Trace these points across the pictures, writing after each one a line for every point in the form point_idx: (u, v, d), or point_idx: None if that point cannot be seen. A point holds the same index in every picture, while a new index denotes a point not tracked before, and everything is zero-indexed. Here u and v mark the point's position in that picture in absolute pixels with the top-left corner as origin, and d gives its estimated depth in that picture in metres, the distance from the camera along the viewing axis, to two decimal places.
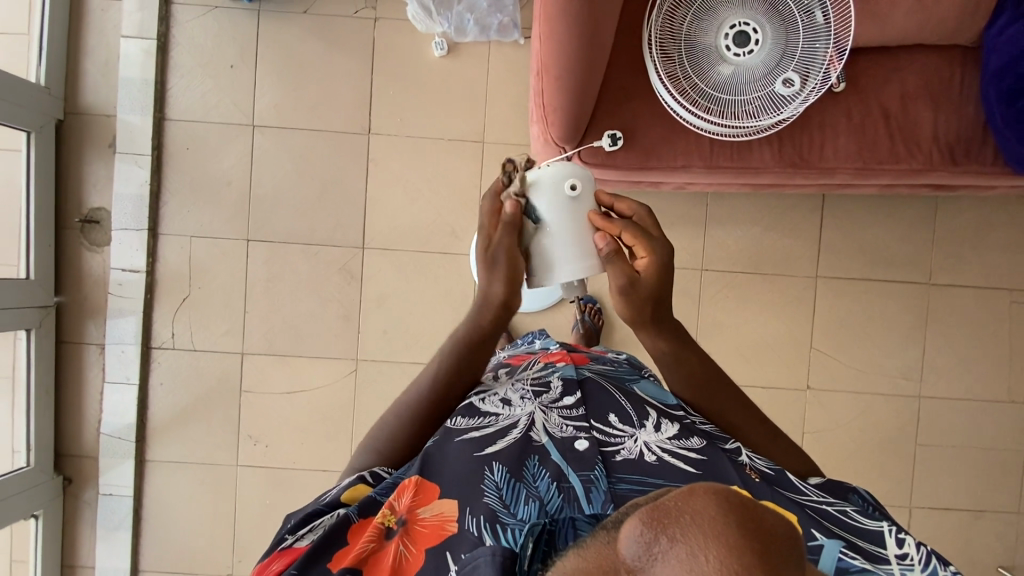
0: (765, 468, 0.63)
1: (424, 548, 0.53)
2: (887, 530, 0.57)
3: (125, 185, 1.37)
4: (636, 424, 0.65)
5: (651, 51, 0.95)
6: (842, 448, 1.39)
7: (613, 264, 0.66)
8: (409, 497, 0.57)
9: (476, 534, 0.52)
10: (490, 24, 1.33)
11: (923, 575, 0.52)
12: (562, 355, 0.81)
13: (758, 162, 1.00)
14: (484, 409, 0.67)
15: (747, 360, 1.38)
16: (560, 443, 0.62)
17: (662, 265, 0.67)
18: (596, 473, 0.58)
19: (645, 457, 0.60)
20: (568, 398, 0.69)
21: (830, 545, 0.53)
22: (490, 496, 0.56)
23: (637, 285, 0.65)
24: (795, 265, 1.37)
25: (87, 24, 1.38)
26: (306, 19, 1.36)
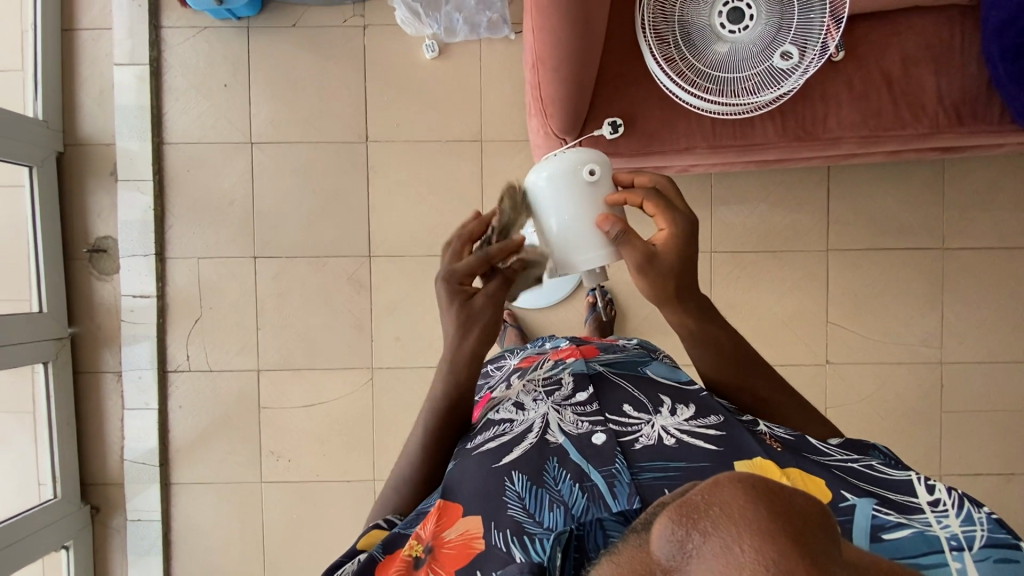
0: (786, 436, 0.62)
1: (452, 569, 0.53)
2: (915, 478, 0.55)
3: (131, 213, 1.38)
4: (651, 411, 0.64)
5: (645, 34, 0.94)
6: (867, 420, 1.37)
7: (630, 243, 0.66)
8: (432, 523, 0.56)
9: (506, 550, 0.52)
10: (479, 22, 1.31)
11: (960, 519, 0.50)
12: (571, 350, 0.80)
13: (762, 138, 0.99)
14: (498, 420, 0.67)
15: (764, 340, 1.37)
16: (576, 441, 0.61)
17: (683, 238, 0.66)
18: (617, 466, 0.57)
19: (665, 441, 0.59)
20: (580, 394, 0.68)
21: (860, 503, 0.52)
22: (514, 508, 0.55)
23: (655, 261, 0.65)
24: (806, 240, 1.36)
25: (79, 54, 1.38)
26: (295, 32, 1.36)
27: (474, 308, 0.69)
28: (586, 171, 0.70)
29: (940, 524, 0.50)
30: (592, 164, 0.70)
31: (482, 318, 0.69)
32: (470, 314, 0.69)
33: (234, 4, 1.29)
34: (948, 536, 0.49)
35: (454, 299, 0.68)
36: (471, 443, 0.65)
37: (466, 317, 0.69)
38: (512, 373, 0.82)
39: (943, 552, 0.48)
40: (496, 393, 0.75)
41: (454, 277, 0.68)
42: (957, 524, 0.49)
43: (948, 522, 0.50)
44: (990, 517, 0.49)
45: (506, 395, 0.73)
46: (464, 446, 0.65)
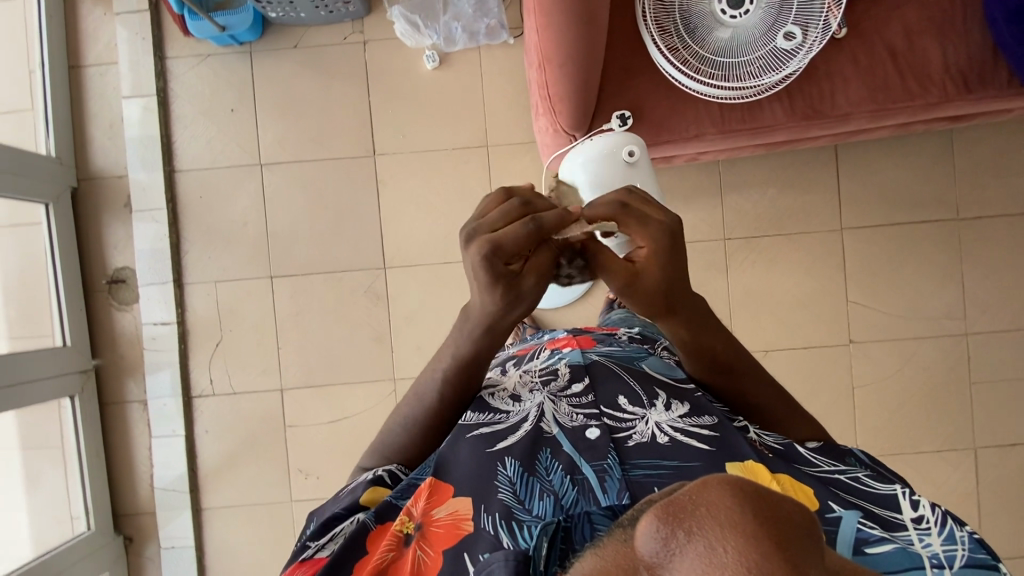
0: (774, 443, 0.60)
1: (441, 550, 0.52)
2: (901, 492, 0.53)
3: (146, 242, 1.39)
4: (646, 405, 0.62)
5: (647, 24, 0.96)
6: (894, 398, 1.36)
7: (610, 268, 0.63)
8: (424, 501, 0.55)
9: (493, 534, 0.51)
10: (478, 29, 1.34)
11: (942, 538, 0.48)
12: (567, 341, 0.80)
13: (770, 119, 0.99)
14: (492, 407, 0.66)
15: (783, 324, 1.37)
16: (570, 433, 0.59)
17: (664, 250, 0.61)
18: (610, 461, 0.55)
19: (658, 439, 0.57)
20: (576, 386, 0.67)
21: (847, 515, 0.49)
22: (504, 492, 0.54)
23: (639, 285, 0.63)
24: (818, 221, 1.36)
25: (87, 90, 1.41)
26: (296, 53, 1.38)
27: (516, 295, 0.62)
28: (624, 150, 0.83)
29: (922, 543, 0.48)
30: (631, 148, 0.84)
31: (531, 296, 0.63)
32: (518, 295, 0.62)
33: (236, 27, 1.32)
34: (929, 554, 0.47)
35: (501, 284, 0.59)
36: (465, 421, 0.64)
37: (513, 297, 0.62)
38: (509, 363, 0.82)
39: (923, 568, 0.46)
40: (491, 379, 0.75)
41: (499, 260, 0.58)
42: (938, 543, 0.48)
43: (930, 539, 0.48)
44: (971, 535, 0.48)
45: (500, 383, 0.72)
46: (458, 424, 0.64)
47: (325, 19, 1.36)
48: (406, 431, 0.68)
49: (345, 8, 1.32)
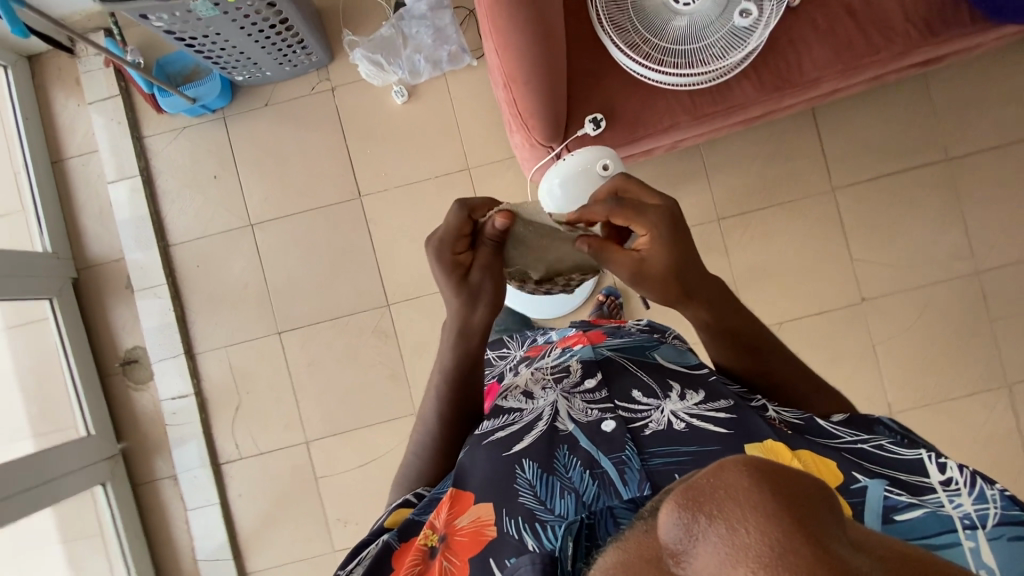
0: (793, 419, 0.58)
1: (466, 557, 0.51)
2: (927, 457, 0.51)
3: (152, 319, 1.41)
4: (660, 395, 0.60)
5: (603, 27, 0.98)
6: (917, 348, 1.34)
7: (615, 259, 0.65)
8: (446, 512, 0.55)
9: (518, 538, 0.50)
10: (440, 57, 1.36)
11: (972, 498, 0.46)
12: (578, 337, 0.79)
13: (741, 97, 1.00)
14: (506, 411, 0.65)
15: (792, 294, 1.36)
16: (586, 428, 0.58)
17: (665, 234, 0.63)
18: (628, 452, 0.53)
19: (675, 426, 0.56)
20: (590, 381, 0.65)
21: (873, 484, 0.48)
22: (525, 495, 0.53)
23: (648, 270, 0.63)
24: (807, 186, 1.35)
25: (73, 181, 1.43)
26: (269, 110, 1.40)
27: (471, 286, 0.68)
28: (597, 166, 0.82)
29: (952, 504, 0.46)
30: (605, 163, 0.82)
31: (484, 291, 0.69)
32: (471, 292, 0.68)
33: (207, 96, 1.36)
34: (960, 515, 0.45)
35: (450, 274, 0.67)
36: (481, 430, 0.63)
37: (468, 292, 0.69)
38: (520, 367, 0.81)
39: (955, 531, 0.44)
40: (506, 383, 0.75)
41: (445, 249, 0.67)
42: (969, 503, 0.46)
43: (961, 501, 0.46)
44: (1003, 493, 0.45)
45: (512, 387, 0.71)
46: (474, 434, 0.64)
47: (291, 73, 1.38)
48: (438, 469, 0.68)
49: (308, 59, 1.34)
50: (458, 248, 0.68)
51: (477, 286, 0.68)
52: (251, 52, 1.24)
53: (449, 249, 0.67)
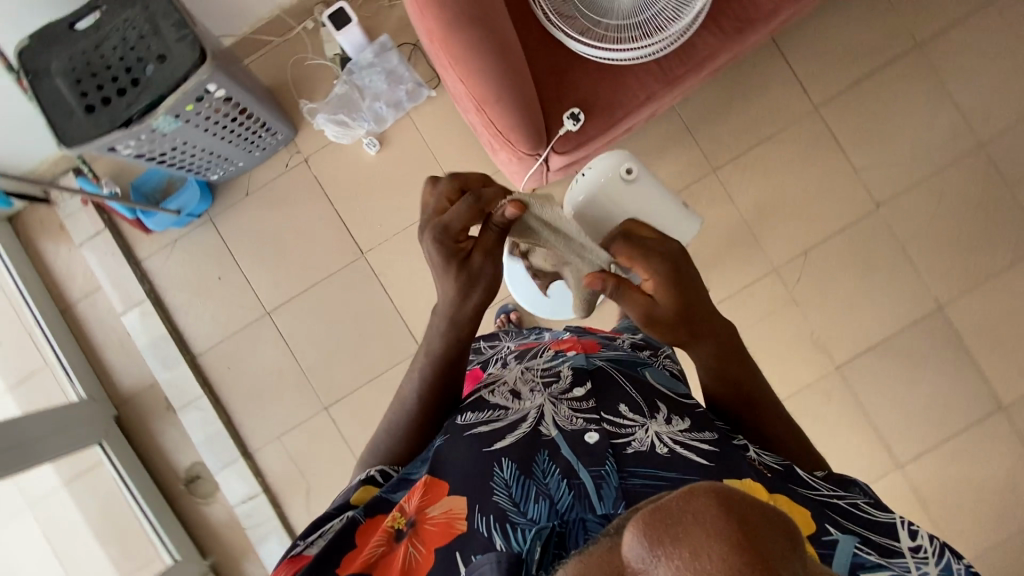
0: (773, 461, 0.56)
1: (433, 548, 0.50)
2: (900, 521, 0.50)
3: (200, 431, 1.41)
4: (647, 415, 0.57)
5: (553, 23, 0.97)
6: (944, 236, 1.34)
7: (628, 298, 0.64)
8: (418, 497, 0.53)
9: (487, 537, 0.48)
10: (399, 97, 1.36)
11: (938, 569, 0.47)
12: (572, 343, 0.77)
13: (706, 50, 0.99)
14: (492, 407, 0.62)
15: (807, 220, 1.35)
16: (568, 436, 0.54)
17: (667, 279, 0.63)
18: (607, 467, 0.49)
19: (657, 450, 0.51)
20: (578, 390, 0.61)
21: (844, 540, 0.47)
22: (499, 494, 0.51)
23: (655, 313, 0.64)
24: (790, 112, 1.35)
25: (87, 324, 1.44)
26: (251, 198, 1.41)
27: (476, 273, 0.67)
28: (620, 169, 0.84)
29: (919, 571, 0.47)
30: (631, 166, 0.84)
31: (484, 274, 0.67)
32: (471, 276, 0.67)
33: (188, 204, 1.37)
34: None
35: (452, 260, 0.66)
36: (462, 421, 0.60)
37: (467, 277, 0.67)
38: (507, 360, 0.79)
39: None
40: (494, 375, 0.73)
41: (449, 237, 0.65)
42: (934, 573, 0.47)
43: (925, 570, 0.47)
44: (965, 568, 0.48)
45: (497, 382, 0.68)
46: (455, 423, 0.61)
47: (262, 157, 1.39)
48: None
49: (274, 140, 1.35)
50: (459, 236, 0.66)
51: (474, 277, 0.67)
52: (219, 150, 1.24)
53: (453, 231, 0.65)
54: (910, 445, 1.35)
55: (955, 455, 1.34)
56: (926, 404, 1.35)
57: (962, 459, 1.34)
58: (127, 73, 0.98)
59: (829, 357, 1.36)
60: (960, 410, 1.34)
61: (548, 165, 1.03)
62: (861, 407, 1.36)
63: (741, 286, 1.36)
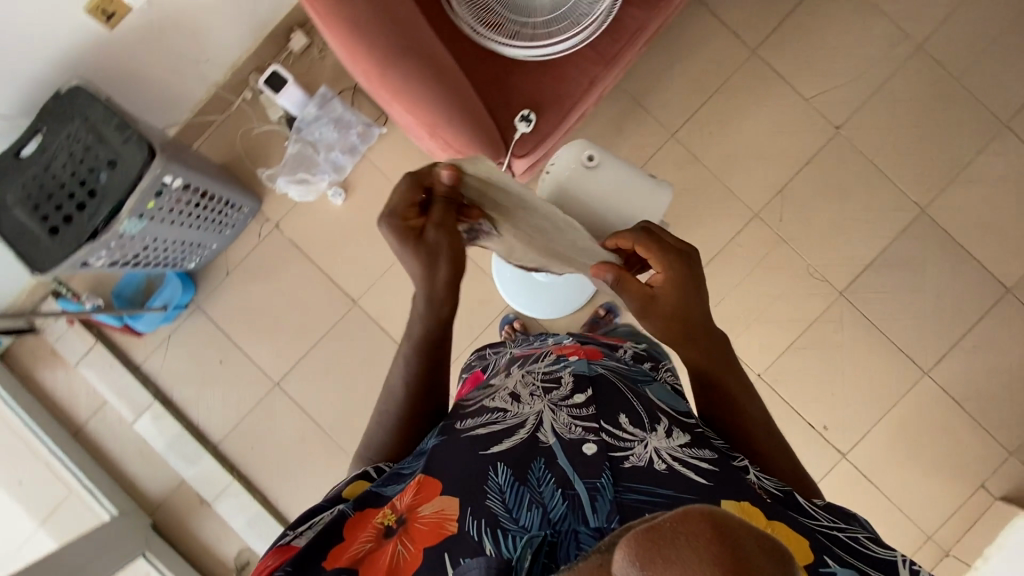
0: (773, 487, 0.55)
1: (421, 546, 0.49)
2: (903, 560, 0.48)
3: (238, 517, 1.39)
4: (647, 429, 0.57)
5: (481, 33, 0.97)
6: (907, 142, 1.36)
7: (628, 288, 0.68)
8: (410, 496, 0.53)
9: (478, 541, 0.49)
10: (351, 143, 1.38)
11: None
12: (574, 348, 0.77)
13: (635, 23, 1.02)
14: (492, 408, 0.63)
15: (775, 160, 1.37)
16: (566, 445, 0.55)
17: (679, 279, 0.68)
18: (603, 481, 0.51)
19: (656, 466, 0.52)
20: (579, 396, 0.61)
21: (843, 574, 0.45)
22: (493, 499, 0.51)
23: (656, 305, 0.68)
24: (730, 62, 1.37)
25: (102, 440, 1.43)
26: (233, 276, 1.41)
27: (432, 245, 0.67)
28: (581, 155, 0.85)
29: None
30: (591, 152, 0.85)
31: (442, 247, 0.68)
32: (431, 251, 0.67)
33: (172, 297, 1.36)
34: None
35: (407, 239, 0.67)
36: (460, 425, 0.61)
37: (427, 252, 0.67)
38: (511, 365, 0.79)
39: None
40: (495, 380, 0.72)
41: (398, 217, 0.66)
42: None
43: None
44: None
45: (498, 386, 0.69)
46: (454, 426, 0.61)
47: (235, 234, 1.39)
48: None
49: (240, 215, 1.35)
50: (408, 215, 0.67)
51: (433, 248, 0.67)
52: (189, 237, 1.24)
53: (400, 208, 0.66)
54: (930, 349, 1.36)
55: (974, 348, 1.36)
56: (934, 306, 1.36)
57: (983, 349, 1.36)
58: (81, 187, 0.98)
59: (831, 286, 1.37)
60: (968, 304, 1.36)
61: (512, 171, 1.03)
62: (874, 326, 1.37)
63: (728, 239, 1.37)
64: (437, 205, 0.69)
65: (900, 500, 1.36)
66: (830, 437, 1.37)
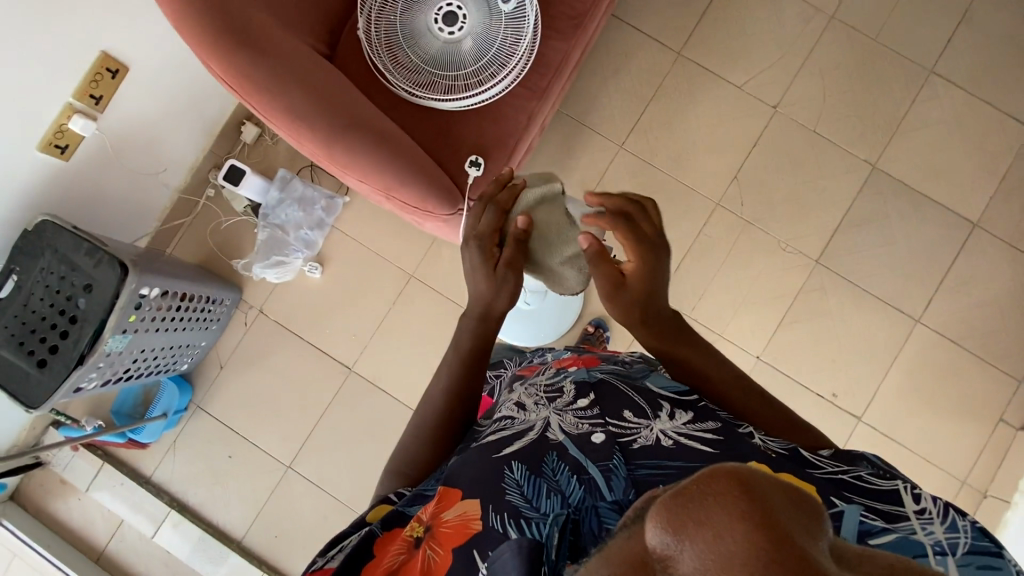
0: (778, 446, 0.55)
1: (450, 548, 0.50)
2: (903, 487, 0.49)
3: None
4: (650, 413, 0.58)
5: (418, 94, 1.03)
6: (842, 106, 1.41)
7: (602, 269, 0.74)
8: (433, 505, 0.55)
9: (503, 532, 0.50)
10: (318, 216, 1.41)
11: (946, 529, 0.45)
12: (573, 359, 0.78)
13: (558, 53, 1.07)
14: (501, 420, 0.65)
15: (723, 149, 1.42)
16: (575, 439, 0.57)
17: (648, 269, 0.74)
18: (615, 460, 0.52)
19: (663, 442, 0.54)
20: (582, 399, 0.63)
21: (848, 509, 0.46)
22: (512, 493, 0.53)
23: (623, 288, 0.74)
24: (660, 68, 1.43)
25: (125, 562, 1.40)
26: (228, 368, 1.42)
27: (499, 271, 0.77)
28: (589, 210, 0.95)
29: (927, 532, 0.45)
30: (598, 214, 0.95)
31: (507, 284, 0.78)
32: (500, 280, 0.78)
33: (172, 403, 1.37)
34: (933, 544, 0.44)
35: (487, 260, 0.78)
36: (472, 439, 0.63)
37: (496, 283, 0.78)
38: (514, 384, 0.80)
39: (928, 558, 0.44)
40: (501, 399, 0.75)
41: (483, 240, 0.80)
42: (941, 533, 0.45)
43: (934, 529, 0.46)
44: (973, 524, 0.46)
45: (505, 402, 0.71)
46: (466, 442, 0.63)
47: (222, 327, 1.41)
48: None
49: (224, 308, 1.37)
50: (492, 243, 0.80)
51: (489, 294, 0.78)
52: (178, 340, 1.25)
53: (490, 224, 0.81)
54: (916, 296, 1.38)
55: (958, 286, 1.38)
56: (909, 254, 1.39)
57: (966, 286, 1.38)
58: (62, 315, 1.00)
59: (806, 256, 1.40)
60: (940, 245, 1.39)
61: None
62: (857, 285, 1.39)
63: (697, 232, 1.40)
64: (509, 240, 0.80)
65: (926, 451, 1.36)
66: (842, 404, 1.37)
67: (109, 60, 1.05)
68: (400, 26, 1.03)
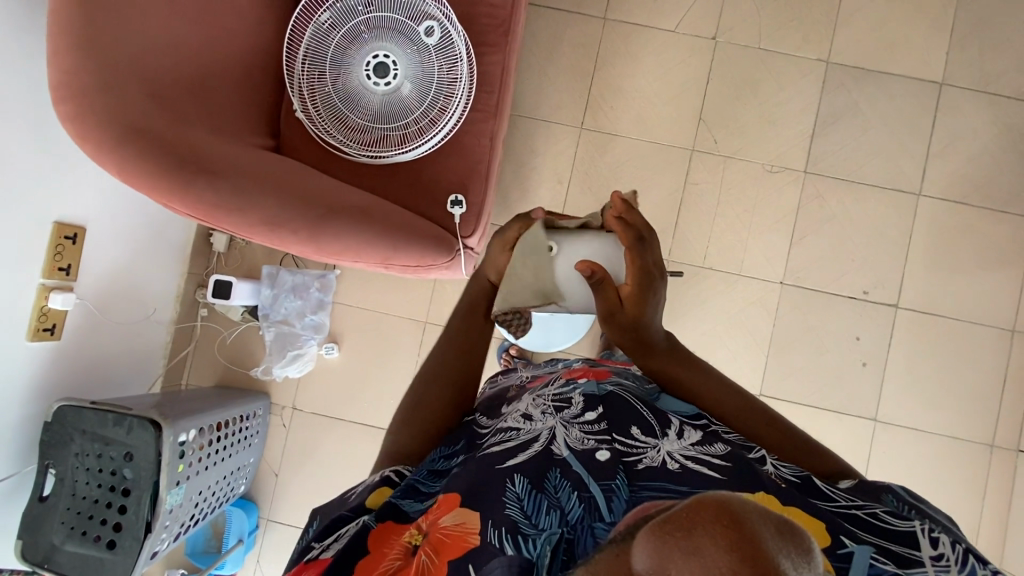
0: (791, 474, 0.57)
1: (446, 559, 0.50)
2: (920, 529, 0.49)
3: None
4: (658, 432, 0.61)
5: (376, 153, 1.01)
6: (778, 15, 1.40)
7: (602, 290, 0.70)
8: (434, 511, 0.55)
9: (499, 547, 0.50)
10: (316, 298, 1.39)
11: None
12: (583, 369, 0.78)
13: (497, 65, 1.04)
14: (505, 429, 0.66)
15: (679, 96, 1.40)
16: (580, 455, 0.58)
17: (643, 297, 0.72)
18: (617, 482, 0.54)
19: (669, 465, 0.55)
20: (590, 413, 0.65)
21: (859, 550, 0.46)
22: (511, 508, 0.53)
23: (615, 316, 0.71)
24: (592, 39, 1.41)
25: None
26: (283, 472, 1.40)
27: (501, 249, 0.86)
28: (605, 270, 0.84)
29: None
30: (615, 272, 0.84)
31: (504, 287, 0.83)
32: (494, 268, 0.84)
33: (242, 527, 1.35)
34: None
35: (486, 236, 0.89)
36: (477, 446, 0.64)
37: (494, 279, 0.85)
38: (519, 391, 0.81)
39: None
40: (510, 401, 0.76)
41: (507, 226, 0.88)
42: None
43: None
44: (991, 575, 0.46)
45: (512, 408, 0.72)
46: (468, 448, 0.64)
47: (264, 438, 1.39)
48: None
49: (260, 419, 1.34)
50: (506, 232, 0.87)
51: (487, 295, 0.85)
52: (227, 467, 1.23)
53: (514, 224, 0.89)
54: (910, 172, 1.38)
55: (946, 148, 1.38)
56: (889, 134, 1.39)
57: (954, 145, 1.38)
58: (114, 491, 0.99)
59: (793, 170, 1.39)
60: (916, 115, 1.39)
61: (473, 249, 1.05)
62: (851, 181, 1.39)
63: (683, 183, 1.39)
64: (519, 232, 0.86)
65: (969, 315, 1.36)
66: (876, 297, 1.38)
67: (65, 228, 1.01)
68: (336, 93, 1.02)
